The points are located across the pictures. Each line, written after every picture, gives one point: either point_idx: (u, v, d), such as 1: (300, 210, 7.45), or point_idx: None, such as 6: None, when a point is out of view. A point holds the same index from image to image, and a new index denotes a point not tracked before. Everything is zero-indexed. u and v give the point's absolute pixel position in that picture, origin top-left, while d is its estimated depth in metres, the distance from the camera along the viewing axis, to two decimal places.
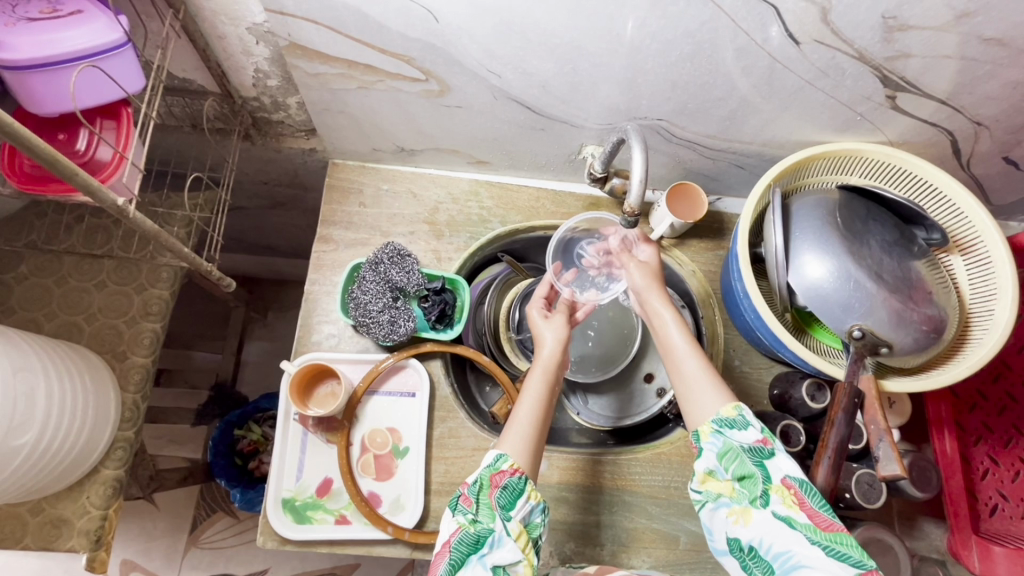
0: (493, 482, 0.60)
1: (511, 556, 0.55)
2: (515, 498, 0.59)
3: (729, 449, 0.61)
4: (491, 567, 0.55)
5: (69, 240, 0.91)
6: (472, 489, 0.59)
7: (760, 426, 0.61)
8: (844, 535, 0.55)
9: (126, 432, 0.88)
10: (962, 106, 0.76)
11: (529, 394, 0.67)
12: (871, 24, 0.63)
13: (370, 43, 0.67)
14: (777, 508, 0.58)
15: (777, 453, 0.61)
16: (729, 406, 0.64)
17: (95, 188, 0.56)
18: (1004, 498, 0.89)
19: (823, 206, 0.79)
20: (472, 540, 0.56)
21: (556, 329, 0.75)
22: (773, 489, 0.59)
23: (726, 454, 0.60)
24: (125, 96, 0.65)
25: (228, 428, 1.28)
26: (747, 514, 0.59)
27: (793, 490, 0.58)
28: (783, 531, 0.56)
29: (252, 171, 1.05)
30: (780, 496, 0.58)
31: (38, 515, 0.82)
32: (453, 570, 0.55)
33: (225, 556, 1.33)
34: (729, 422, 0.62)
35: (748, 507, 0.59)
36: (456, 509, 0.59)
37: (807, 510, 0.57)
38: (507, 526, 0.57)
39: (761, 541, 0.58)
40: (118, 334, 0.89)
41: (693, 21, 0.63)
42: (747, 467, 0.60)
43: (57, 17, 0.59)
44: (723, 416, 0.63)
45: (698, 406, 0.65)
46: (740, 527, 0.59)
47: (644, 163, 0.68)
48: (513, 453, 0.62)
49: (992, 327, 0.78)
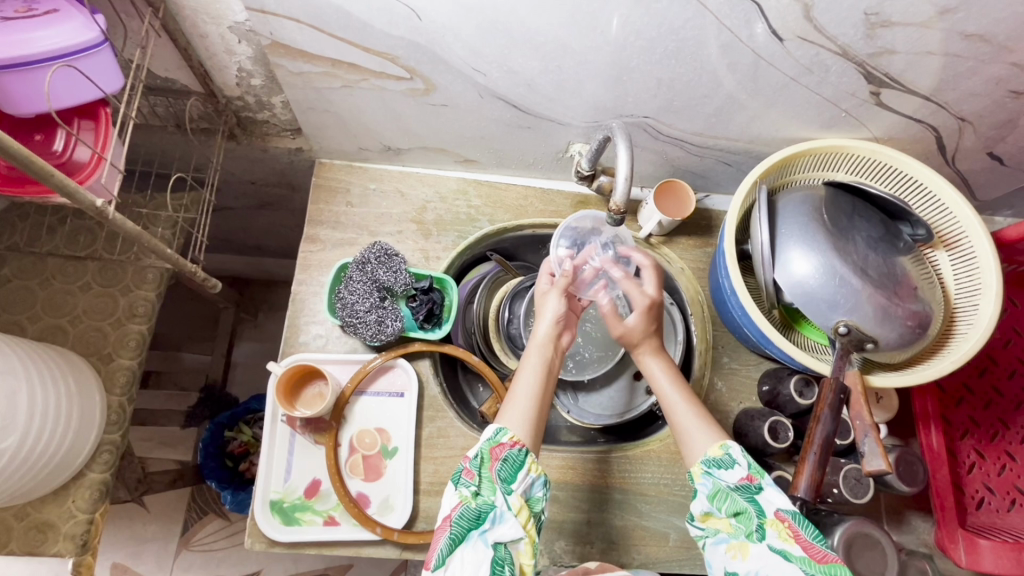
0: (493, 455, 0.62)
1: (512, 532, 0.59)
2: (516, 471, 0.61)
3: (718, 491, 0.62)
4: (492, 542, 0.57)
5: (52, 241, 0.90)
6: (474, 463, 0.62)
7: (747, 464, 0.63)
8: (838, 567, 0.55)
9: (112, 435, 0.87)
10: (945, 102, 0.76)
11: (528, 365, 0.70)
12: (853, 20, 0.63)
13: (353, 42, 0.67)
14: (773, 541, 0.59)
15: (765, 488, 0.62)
16: (716, 445, 0.65)
17: (72, 189, 0.55)
18: (991, 492, 0.90)
19: (809, 203, 0.79)
20: (473, 516, 0.58)
21: (554, 308, 0.74)
22: (768, 523, 0.60)
23: (717, 495, 0.62)
24: (103, 96, 0.64)
25: (218, 430, 1.27)
26: (745, 548, 0.60)
27: (787, 523, 0.59)
28: (779, 564, 0.57)
29: (239, 171, 1.05)
30: (776, 529, 0.59)
31: (23, 520, 0.82)
32: (453, 545, 0.57)
33: (216, 558, 1.32)
34: (717, 461, 0.63)
35: (745, 541, 0.60)
36: (460, 482, 0.61)
37: (801, 543, 0.58)
38: (508, 501, 0.60)
39: (759, 574, 0.58)
40: (104, 336, 0.89)
41: (676, 19, 0.63)
42: (739, 503, 0.61)
43: (31, 17, 0.58)
44: (711, 456, 0.64)
45: (689, 440, 0.67)
46: (738, 562, 0.59)
47: (630, 161, 0.69)
48: (512, 427, 0.64)
49: (976, 322, 0.78)
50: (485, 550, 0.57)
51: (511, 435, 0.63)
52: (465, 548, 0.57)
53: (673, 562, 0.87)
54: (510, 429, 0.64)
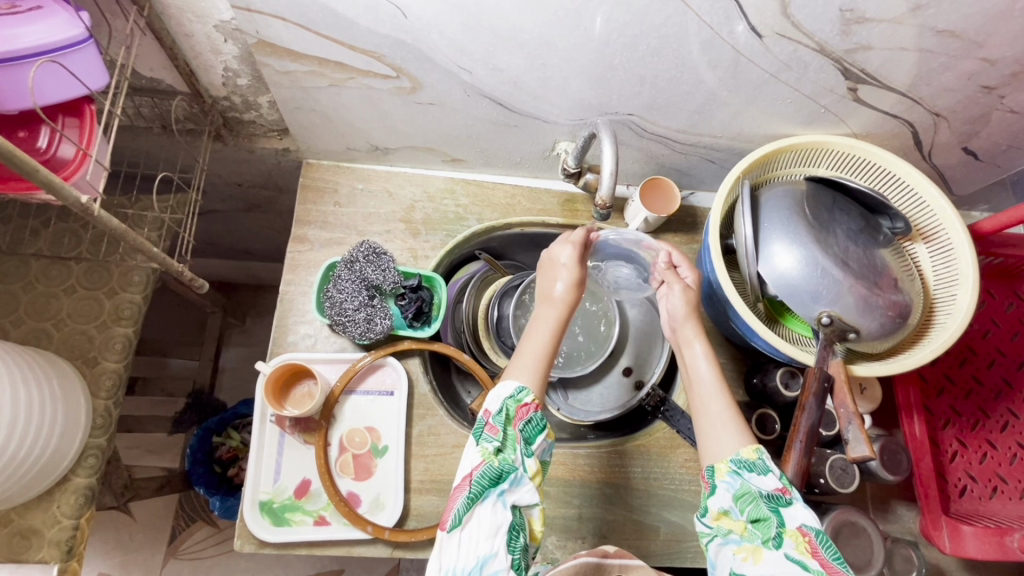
0: (518, 415, 0.62)
1: (529, 497, 0.60)
2: (536, 433, 0.62)
3: (746, 492, 0.61)
4: (510, 505, 0.59)
5: (36, 244, 0.89)
6: (499, 420, 0.61)
7: (779, 474, 0.62)
8: None
9: (98, 439, 0.86)
10: (920, 98, 0.78)
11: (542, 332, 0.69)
12: (829, 16, 0.64)
13: (339, 40, 0.67)
14: (790, 550, 0.58)
15: (794, 503, 0.61)
16: (749, 448, 0.64)
17: (56, 185, 0.55)
18: (973, 479, 0.92)
19: (791, 198, 0.80)
20: (494, 475, 0.58)
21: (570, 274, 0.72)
22: (787, 533, 0.59)
23: (742, 497, 0.61)
24: (88, 93, 0.64)
25: (206, 436, 1.25)
26: (757, 553, 0.59)
27: (807, 538, 0.58)
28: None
29: (225, 172, 1.04)
30: (794, 540, 0.58)
31: (6, 526, 0.80)
32: (470, 503, 0.57)
33: (204, 566, 1.30)
34: (749, 464, 0.63)
35: (759, 546, 0.59)
36: (482, 438, 0.60)
37: (819, 559, 0.56)
38: (526, 463, 0.60)
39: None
40: (88, 339, 0.88)
41: (658, 15, 0.64)
42: (761, 511, 0.60)
43: (15, 13, 0.59)
44: (743, 458, 0.63)
45: (720, 438, 0.66)
46: (748, 566, 0.58)
47: (615, 158, 0.72)
48: (530, 385, 0.64)
49: (955, 311, 0.80)
50: (502, 513, 0.58)
51: (533, 396, 0.63)
52: (483, 506, 0.57)
53: (664, 556, 0.87)
54: (531, 389, 0.64)
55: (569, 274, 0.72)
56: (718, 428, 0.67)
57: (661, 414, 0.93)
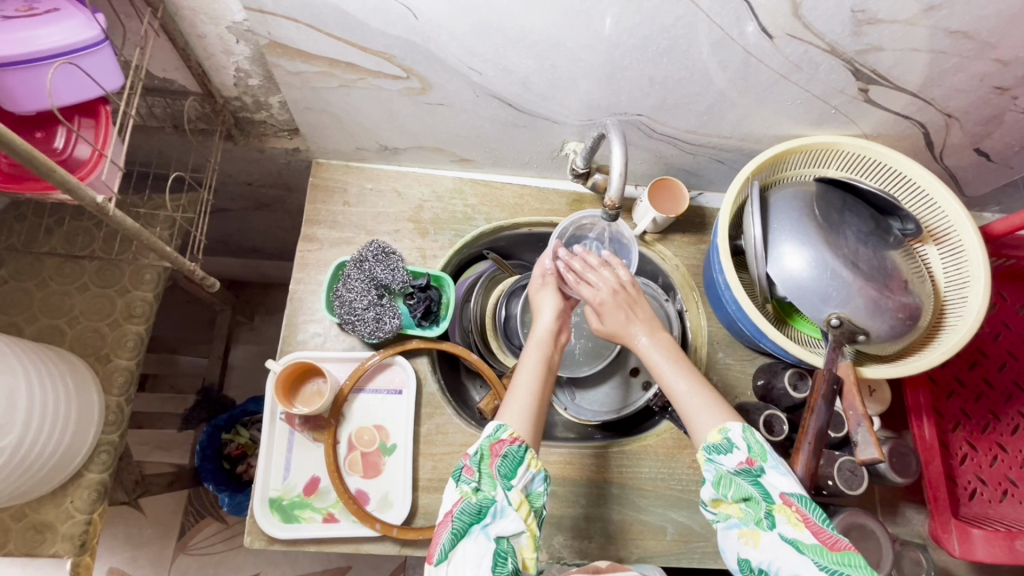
0: (493, 452, 0.62)
1: (513, 526, 0.58)
2: (516, 466, 0.61)
3: (722, 477, 0.62)
4: (494, 536, 0.58)
5: (50, 242, 0.90)
6: (474, 460, 0.61)
7: (746, 447, 0.62)
8: (851, 555, 0.56)
9: (110, 435, 0.87)
10: (932, 98, 0.78)
11: (527, 364, 0.70)
12: (841, 17, 0.64)
13: (350, 41, 0.68)
14: (783, 528, 0.59)
15: (768, 470, 0.62)
16: (715, 430, 0.64)
17: (73, 185, 0.56)
18: (983, 483, 0.91)
19: (801, 199, 0.80)
20: (474, 510, 0.58)
21: (549, 308, 0.77)
22: (776, 508, 0.60)
23: (721, 482, 0.62)
24: (104, 94, 0.65)
25: (215, 432, 1.26)
26: (756, 536, 0.60)
27: (794, 507, 0.59)
28: (792, 556, 0.58)
29: (235, 172, 1.05)
30: (784, 515, 0.60)
31: (21, 521, 0.82)
32: (455, 539, 0.57)
33: (214, 561, 1.32)
34: (716, 447, 0.63)
35: (756, 529, 0.61)
36: (460, 478, 0.61)
37: (812, 528, 0.58)
38: (508, 496, 0.59)
39: (771, 563, 0.59)
40: (101, 337, 0.89)
41: (668, 17, 0.64)
42: (746, 491, 0.61)
43: (33, 15, 0.60)
44: (710, 442, 0.64)
45: (695, 422, 0.66)
46: (750, 550, 0.60)
47: (625, 157, 0.71)
48: (512, 424, 0.64)
49: (966, 314, 0.79)
50: (486, 544, 0.57)
51: (511, 431, 0.63)
52: (466, 542, 0.57)
53: (671, 557, 0.87)
54: (510, 425, 0.64)
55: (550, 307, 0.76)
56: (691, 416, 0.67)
57: (669, 415, 0.93)
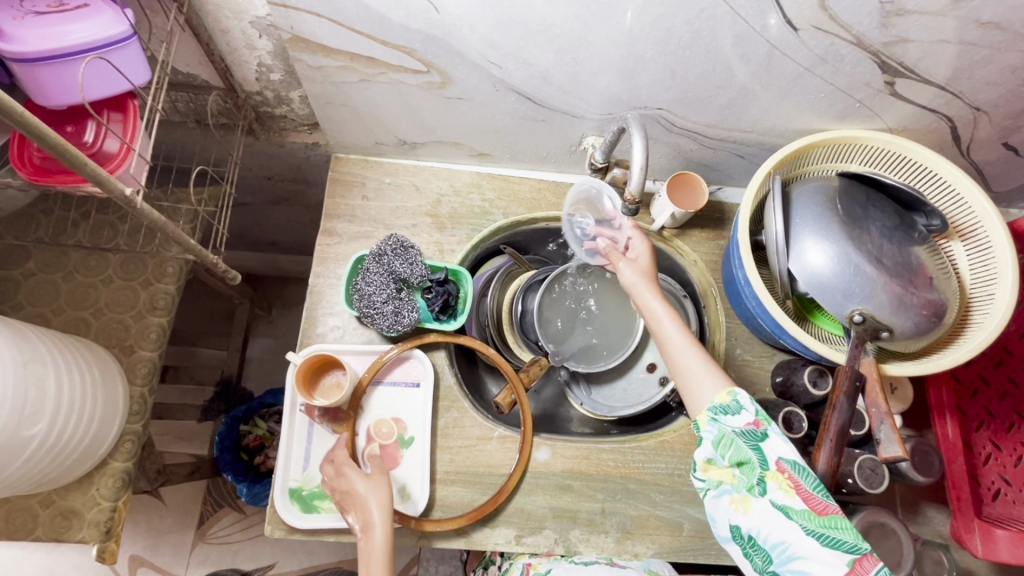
0: None
1: None
2: None
3: (724, 437, 0.63)
4: None
5: (76, 235, 0.92)
6: None
7: (754, 410, 0.63)
8: (837, 518, 0.58)
9: (134, 425, 0.89)
10: (961, 92, 0.76)
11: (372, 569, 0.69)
12: (869, 9, 0.63)
13: (371, 35, 0.68)
14: (774, 494, 0.60)
15: (770, 435, 0.63)
16: (723, 391, 0.66)
17: (104, 178, 0.57)
18: (1007, 483, 0.90)
19: (823, 194, 0.79)
20: None
21: (371, 483, 0.75)
22: (769, 475, 0.61)
23: (721, 442, 0.63)
24: (132, 88, 0.66)
25: (234, 424, 1.28)
26: (747, 503, 0.61)
27: (787, 474, 0.60)
28: (781, 521, 0.59)
29: (256, 166, 1.06)
30: (776, 481, 0.61)
31: (48, 507, 0.83)
32: None
33: (232, 551, 1.34)
34: (724, 408, 0.64)
35: (747, 495, 0.62)
36: None
37: (801, 494, 0.60)
38: None
39: (759, 530, 0.60)
40: (125, 328, 0.90)
41: (691, 9, 0.64)
42: (744, 456, 0.62)
43: (64, 11, 0.61)
44: (718, 403, 0.65)
45: (701, 389, 0.67)
46: (740, 515, 0.61)
47: (645, 153, 0.71)
48: None
49: (992, 312, 0.78)
50: None
51: None
52: None
53: (687, 553, 0.87)
54: None
55: (371, 483, 0.75)
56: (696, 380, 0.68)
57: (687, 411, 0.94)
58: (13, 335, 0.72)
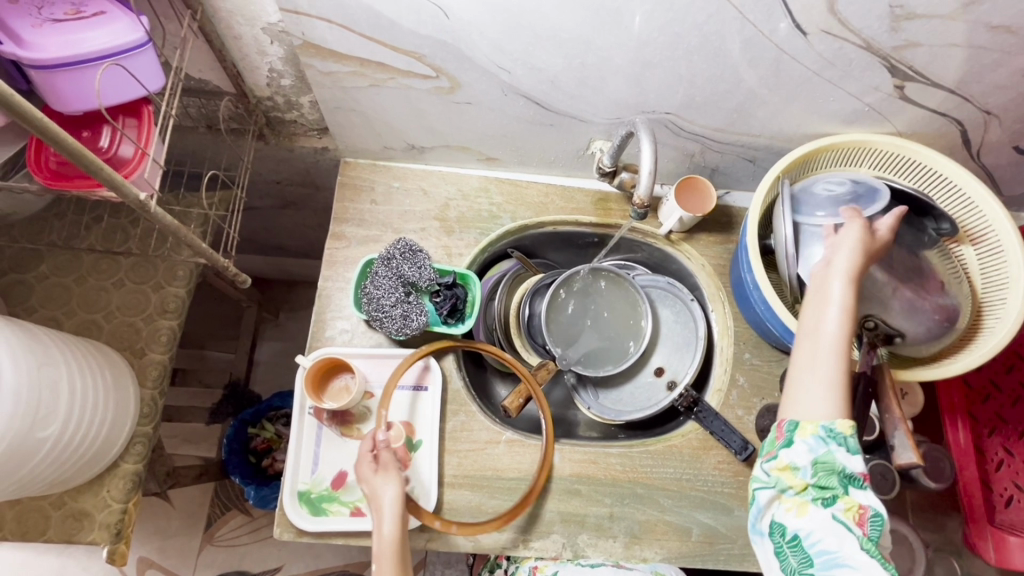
0: None
1: None
2: None
3: (826, 461, 0.58)
4: None
5: (88, 238, 0.93)
6: None
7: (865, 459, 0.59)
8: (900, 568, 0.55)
9: (145, 427, 0.89)
10: (971, 95, 0.76)
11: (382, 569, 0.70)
12: (878, 13, 0.63)
13: (381, 41, 0.69)
14: (839, 512, 0.58)
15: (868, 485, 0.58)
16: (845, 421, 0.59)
17: (119, 184, 0.57)
18: (1020, 489, 0.89)
19: (832, 200, 0.81)
20: None
21: (388, 481, 0.74)
22: (844, 498, 0.58)
23: (821, 463, 0.58)
24: (146, 94, 0.67)
25: (242, 427, 1.29)
26: (803, 507, 0.59)
27: (863, 510, 0.58)
28: (836, 535, 0.57)
29: (266, 170, 1.07)
30: (848, 505, 0.58)
31: (60, 508, 0.84)
32: None
33: (239, 553, 1.34)
34: (840, 437, 0.58)
35: (807, 502, 0.59)
36: None
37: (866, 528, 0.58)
38: None
39: (808, 533, 0.58)
40: (136, 331, 0.91)
41: (700, 14, 0.64)
42: (832, 480, 0.58)
43: (81, 18, 0.62)
44: (836, 428, 0.58)
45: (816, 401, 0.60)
46: (790, 516, 0.60)
47: (654, 157, 0.72)
48: None
49: (1004, 316, 0.77)
50: None
51: None
52: None
53: (695, 558, 0.86)
54: None
55: (388, 480, 0.74)
56: (813, 390, 0.60)
57: (695, 415, 0.92)
58: (27, 338, 0.73)
